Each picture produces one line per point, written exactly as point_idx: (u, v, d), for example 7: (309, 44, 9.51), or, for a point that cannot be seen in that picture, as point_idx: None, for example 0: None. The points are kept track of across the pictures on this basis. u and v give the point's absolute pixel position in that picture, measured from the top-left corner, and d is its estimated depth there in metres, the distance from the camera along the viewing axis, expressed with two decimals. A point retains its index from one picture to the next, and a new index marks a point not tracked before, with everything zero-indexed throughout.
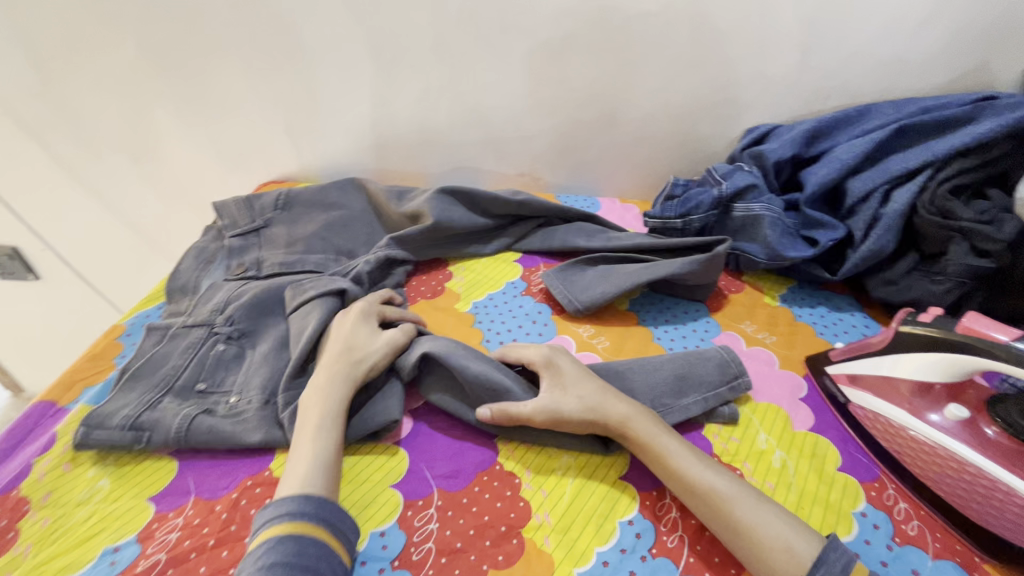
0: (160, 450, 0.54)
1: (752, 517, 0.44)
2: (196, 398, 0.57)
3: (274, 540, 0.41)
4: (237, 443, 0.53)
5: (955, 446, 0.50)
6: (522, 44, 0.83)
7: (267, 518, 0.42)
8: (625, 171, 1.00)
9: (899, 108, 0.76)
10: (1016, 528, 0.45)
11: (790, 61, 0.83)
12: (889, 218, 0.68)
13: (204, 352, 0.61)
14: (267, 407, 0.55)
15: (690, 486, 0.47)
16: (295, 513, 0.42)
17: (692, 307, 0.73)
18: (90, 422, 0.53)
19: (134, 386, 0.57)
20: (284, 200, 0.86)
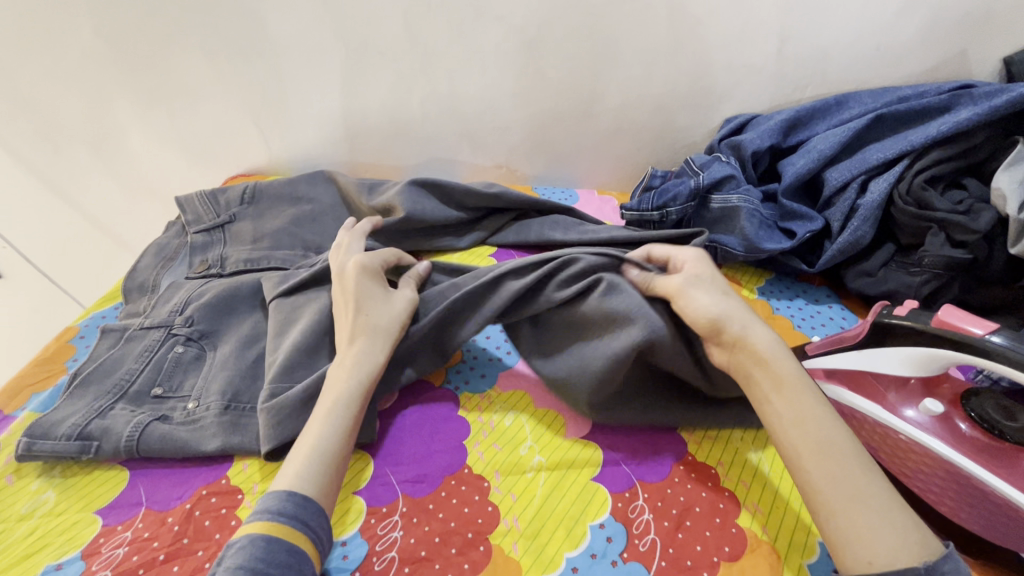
0: (111, 459, 0.51)
1: (870, 492, 0.38)
2: (151, 404, 0.54)
3: (250, 538, 0.37)
4: (193, 452, 0.50)
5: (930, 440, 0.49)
6: (495, 33, 0.81)
7: (252, 512, 0.40)
8: (603, 163, 0.98)
9: (876, 98, 0.75)
10: (988, 523, 0.45)
11: (769, 50, 0.81)
12: (866, 209, 0.66)
13: (161, 355, 0.58)
14: (227, 414, 0.52)
15: (800, 425, 0.42)
16: (278, 513, 0.39)
17: None
18: (35, 432, 0.50)
19: (84, 392, 0.54)
20: (250, 194, 0.83)
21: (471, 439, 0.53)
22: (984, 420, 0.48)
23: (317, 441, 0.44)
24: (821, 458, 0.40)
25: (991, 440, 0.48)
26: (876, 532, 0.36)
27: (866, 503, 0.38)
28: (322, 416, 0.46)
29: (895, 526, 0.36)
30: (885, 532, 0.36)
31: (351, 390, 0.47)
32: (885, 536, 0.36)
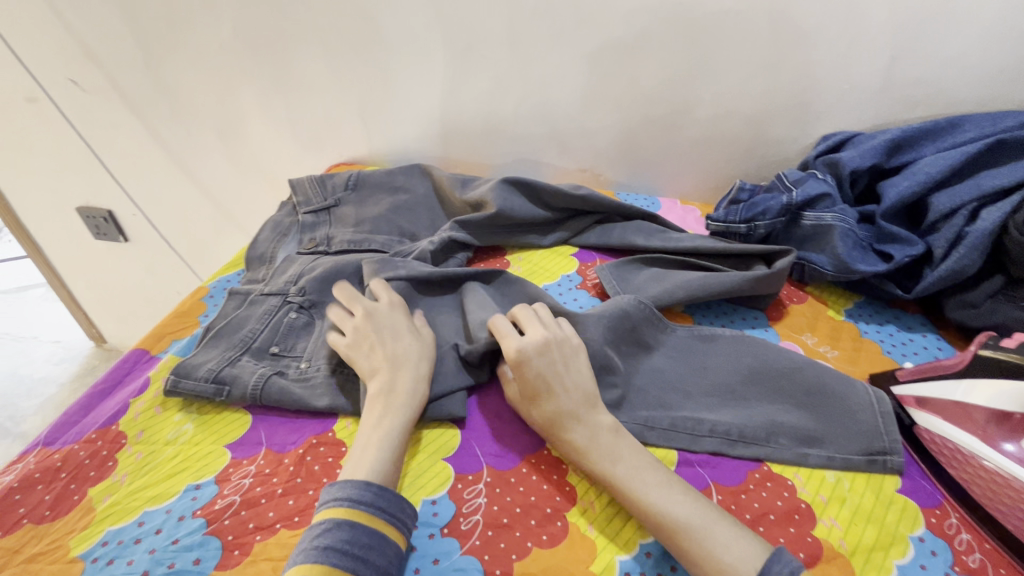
0: (237, 403, 0.58)
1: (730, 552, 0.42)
2: (270, 360, 0.61)
3: (334, 521, 0.43)
4: (305, 407, 0.57)
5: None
6: (594, 40, 0.84)
7: (330, 499, 0.45)
8: (689, 173, 0.98)
9: (995, 122, 0.71)
10: None
11: (877, 66, 0.79)
12: (975, 237, 0.64)
13: (279, 318, 0.65)
14: (336, 377, 0.59)
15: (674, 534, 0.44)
16: (354, 500, 0.44)
17: (751, 314, 0.72)
18: (180, 371, 0.58)
19: (217, 343, 0.62)
20: (354, 181, 0.90)
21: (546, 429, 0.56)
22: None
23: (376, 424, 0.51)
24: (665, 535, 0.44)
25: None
26: None
27: (717, 556, 0.41)
28: (401, 397, 0.53)
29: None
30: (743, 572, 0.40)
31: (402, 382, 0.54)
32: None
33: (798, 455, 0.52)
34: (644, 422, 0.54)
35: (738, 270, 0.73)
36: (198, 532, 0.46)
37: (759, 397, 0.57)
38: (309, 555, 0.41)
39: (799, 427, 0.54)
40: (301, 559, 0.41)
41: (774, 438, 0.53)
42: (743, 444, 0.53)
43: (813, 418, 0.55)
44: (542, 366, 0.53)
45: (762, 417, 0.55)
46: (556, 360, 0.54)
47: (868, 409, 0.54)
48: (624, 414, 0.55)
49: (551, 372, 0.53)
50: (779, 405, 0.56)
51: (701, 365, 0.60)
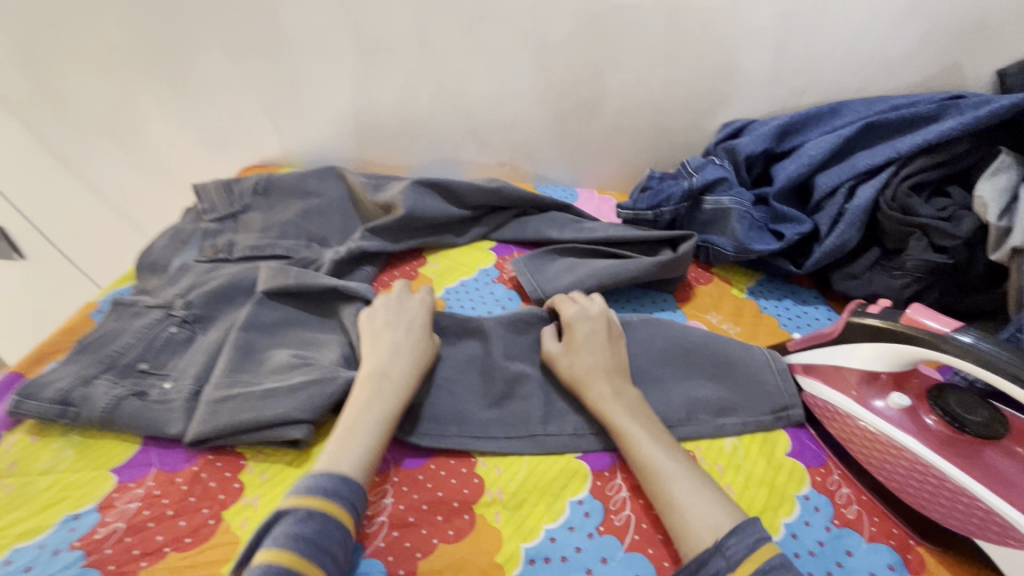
0: (87, 428, 0.54)
1: (688, 501, 0.45)
2: (136, 378, 0.57)
3: (311, 511, 0.41)
4: (158, 433, 0.53)
5: (897, 435, 0.50)
6: (502, 33, 0.84)
7: (303, 487, 0.43)
8: (605, 164, 1.00)
9: (869, 107, 0.77)
10: (948, 511, 0.46)
11: (766, 57, 0.84)
12: (852, 213, 0.68)
13: (155, 333, 0.61)
14: (197, 400, 0.55)
15: (643, 461, 0.48)
16: (332, 493, 0.43)
17: (660, 297, 0.75)
18: (25, 391, 0.53)
19: (79, 359, 0.58)
20: (264, 184, 0.86)
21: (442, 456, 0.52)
22: (947, 415, 0.49)
23: (380, 415, 0.49)
24: (643, 474, 0.48)
25: (955, 436, 0.49)
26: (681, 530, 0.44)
27: (668, 485, 0.46)
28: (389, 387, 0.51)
29: (719, 516, 0.43)
30: (697, 516, 0.44)
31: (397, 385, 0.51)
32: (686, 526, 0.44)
33: (716, 428, 0.55)
34: (575, 431, 0.54)
35: (647, 255, 0.76)
36: (74, 566, 0.44)
37: (673, 377, 0.58)
38: (313, 554, 0.39)
39: (713, 401, 0.56)
40: (307, 553, 0.39)
41: (694, 415, 0.55)
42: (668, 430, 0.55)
43: (723, 389, 0.57)
44: (588, 336, 0.57)
45: (678, 398, 0.56)
46: (606, 342, 0.57)
47: (767, 370, 0.58)
48: (554, 425, 0.55)
49: (598, 345, 0.56)
50: (693, 381, 0.58)
51: None
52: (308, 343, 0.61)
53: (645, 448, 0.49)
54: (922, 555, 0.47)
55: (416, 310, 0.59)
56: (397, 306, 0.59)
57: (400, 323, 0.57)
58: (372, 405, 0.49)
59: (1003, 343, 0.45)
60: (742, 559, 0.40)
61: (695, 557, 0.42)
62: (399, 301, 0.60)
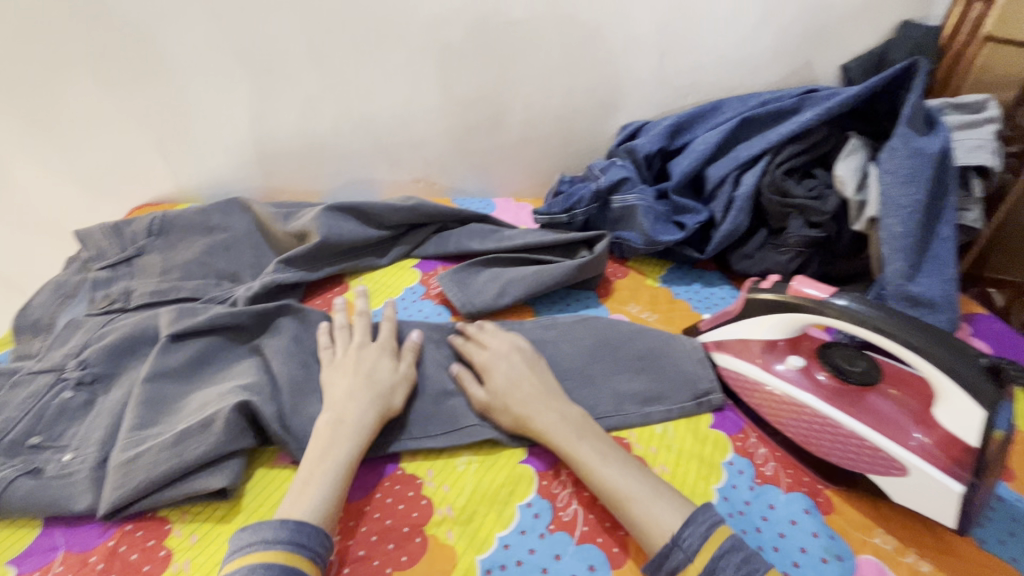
0: None
1: (648, 512, 0.46)
2: (26, 455, 0.51)
3: (250, 567, 0.40)
4: (61, 511, 0.48)
5: (795, 394, 0.55)
6: (400, 51, 0.84)
7: (245, 544, 0.42)
8: (518, 172, 1.03)
9: (743, 103, 0.85)
10: (846, 455, 0.52)
11: (650, 63, 0.90)
12: (741, 200, 0.75)
13: (46, 401, 0.55)
14: (104, 468, 0.50)
15: (598, 485, 0.48)
16: (267, 543, 0.41)
17: (584, 295, 0.78)
18: None
19: None
20: (159, 225, 0.80)
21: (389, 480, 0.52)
22: (835, 371, 0.56)
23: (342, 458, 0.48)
24: (605, 499, 0.48)
25: (844, 386, 0.55)
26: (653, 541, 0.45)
27: (627, 502, 0.47)
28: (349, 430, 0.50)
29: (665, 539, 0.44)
30: (660, 529, 0.45)
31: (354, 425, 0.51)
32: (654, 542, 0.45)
33: (645, 416, 0.58)
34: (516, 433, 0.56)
35: (566, 258, 0.79)
36: None
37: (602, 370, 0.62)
38: None
39: (639, 392, 0.60)
40: None
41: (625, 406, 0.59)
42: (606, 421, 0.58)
43: (650, 379, 0.61)
44: (506, 372, 0.56)
45: (609, 391, 0.60)
46: (525, 367, 0.57)
47: (689, 361, 0.62)
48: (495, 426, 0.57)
49: (520, 374, 0.56)
50: (621, 372, 0.62)
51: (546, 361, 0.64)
52: (224, 382, 0.58)
53: (602, 470, 0.49)
54: (830, 497, 0.53)
55: (377, 354, 0.57)
56: (359, 351, 0.58)
57: (359, 368, 0.56)
58: (336, 451, 0.49)
59: (872, 303, 0.51)
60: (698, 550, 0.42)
61: (665, 560, 0.43)
62: (362, 348, 0.59)
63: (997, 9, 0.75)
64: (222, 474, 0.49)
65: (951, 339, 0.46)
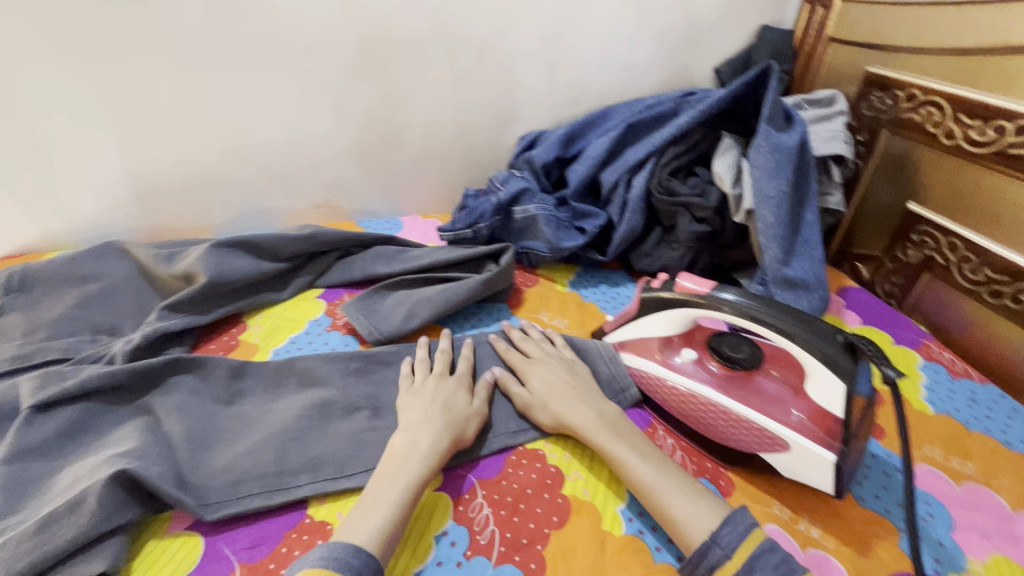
0: None
1: (683, 506, 0.47)
2: None
3: None
4: None
5: (694, 386, 0.57)
6: (283, 73, 0.81)
7: (318, 558, 0.41)
8: (423, 189, 1.01)
9: (629, 109, 0.89)
10: (748, 438, 0.54)
11: (540, 74, 0.93)
12: (633, 202, 0.79)
13: None
14: None
15: (635, 483, 0.50)
16: (339, 562, 0.40)
17: (496, 308, 0.78)
18: None
19: None
20: (20, 280, 0.71)
21: (296, 531, 0.50)
22: (728, 362, 0.59)
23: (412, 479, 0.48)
24: (643, 496, 0.49)
25: (736, 375, 0.58)
26: (689, 534, 0.46)
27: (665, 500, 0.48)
28: (425, 447, 0.50)
29: (696, 528, 0.45)
30: (694, 523, 0.46)
31: (430, 443, 0.51)
32: (687, 533, 0.46)
33: None
34: None
35: (474, 273, 0.79)
36: None
37: None
38: None
39: None
40: None
41: (539, 415, 0.59)
42: (523, 433, 0.58)
43: None
44: (547, 376, 0.59)
45: None
46: (561, 373, 0.60)
47: (603, 360, 0.65)
48: None
49: (558, 375, 0.59)
50: None
51: None
52: (100, 451, 0.52)
53: (645, 467, 0.50)
54: (731, 478, 0.55)
55: (456, 385, 0.58)
56: (440, 380, 0.58)
57: (436, 398, 0.56)
58: (407, 468, 0.49)
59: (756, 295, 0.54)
60: (736, 546, 0.44)
61: (696, 551, 0.44)
62: (441, 377, 0.59)
63: (836, 13, 0.86)
64: (100, 558, 0.45)
65: (813, 320, 0.51)
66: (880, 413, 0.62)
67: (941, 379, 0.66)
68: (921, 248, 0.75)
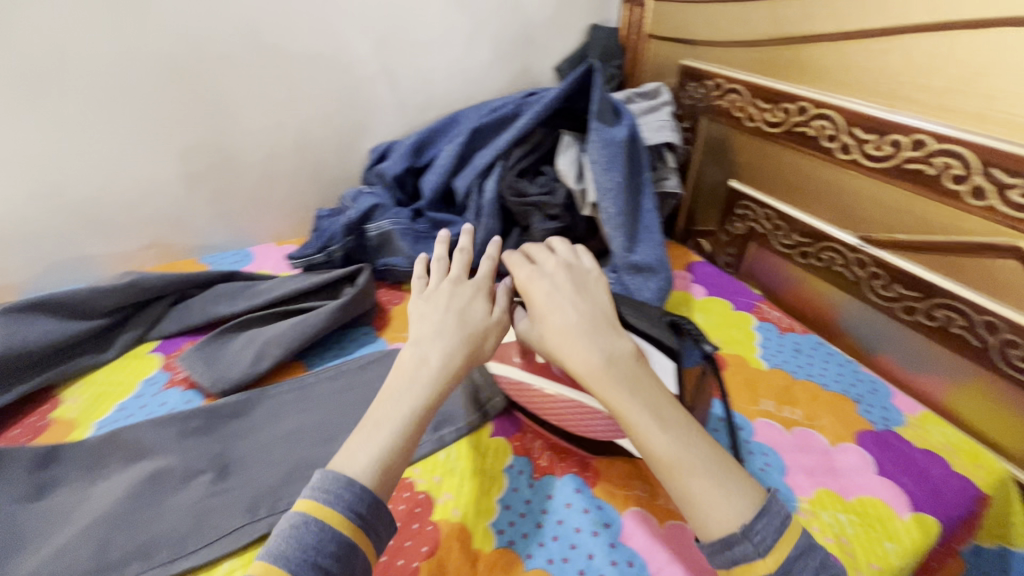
0: None
1: (694, 479, 0.42)
2: None
3: (302, 519, 0.39)
4: None
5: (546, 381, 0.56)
6: (76, 103, 0.72)
7: (310, 490, 0.40)
8: (274, 216, 0.94)
9: (475, 114, 0.89)
10: (607, 425, 0.52)
11: (380, 84, 0.90)
12: (486, 206, 0.79)
13: None
14: None
15: (643, 446, 0.44)
16: (331, 497, 0.39)
17: (360, 332, 0.74)
18: None
19: None
20: None
21: None
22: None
23: (413, 409, 0.45)
24: (650, 457, 0.44)
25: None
26: (701, 508, 0.41)
27: (680, 471, 0.43)
28: (430, 371, 0.47)
29: (710, 506, 0.41)
30: (711, 502, 0.41)
31: (430, 371, 0.47)
32: (697, 508, 0.42)
33: (432, 444, 0.57)
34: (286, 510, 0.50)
35: (332, 300, 0.74)
36: None
37: None
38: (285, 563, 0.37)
39: None
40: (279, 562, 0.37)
41: None
42: None
43: None
44: (549, 295, 0.53)
45: None
46: (570, 299, 0.52)
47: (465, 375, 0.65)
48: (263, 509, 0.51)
49: (554, 298, 0.53)
50: None
51: (318, 421, 0.60)
52: None
53: (662, 435, 0.44)
54: (598, 467, 0.56)
55: (473, 293, 0.54)
56: (455, 288, 0.55)
57: (450, 304, 0.52)
58: (410, 394, 0.45)
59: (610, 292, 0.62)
60: (772, 546, 0.39)
61: (718, 539, 0.40)
62: (456, 284, 0.56)
63: (651, 12, 0.93)
64: None
65: (645, 308, 0.59)
66: (724, 376, 0.67)
67: (772, 336, 0.74)
68: (745, 220, 0.83)
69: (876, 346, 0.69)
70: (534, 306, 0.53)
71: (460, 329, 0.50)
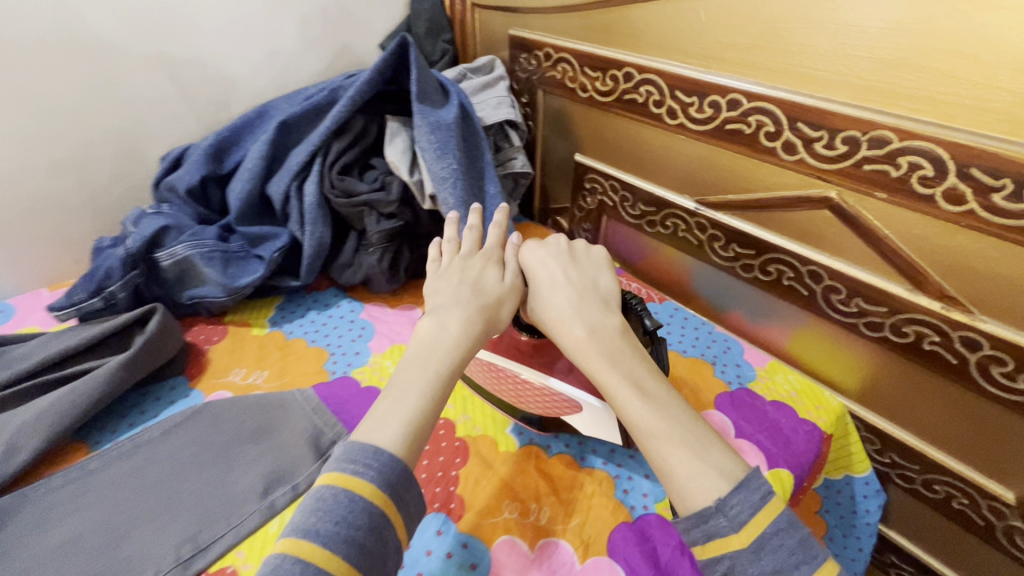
0: None
1: (671, 454, 0.39)
2: None
3: (328, 493, 0.35)
4: None
5: (497, 359, 0.51)
6: None
7: (337, 459, 0.37)
8: (39, 255, 0.74)
9: (285, 105, 0.76)
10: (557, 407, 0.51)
11: (155, 76, 0.73)
12: (309, 212, 0.67)
13: None
14: None
15: (626, 417, 0.41)
16: (363, 465, 0.36)
17: (166, 387, 0.61)
18: None
19: None
20: None
21: None
22: (531, 330, 0.52)
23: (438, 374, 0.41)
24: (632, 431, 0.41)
25: (537, 344, 0.51)
26: (680, 485, 0.38)
27: (659, 442, 0.39)
28: (445, 346, 0.43)
29: (687, 482, 0.38)
30: (688, 477, 0.38)
31: (447, 342, 0.43)
32: (675, 483, 0.38)
33: (261, 514, 0.47)
34: None
35: (121, 353, 0.59)
36: None
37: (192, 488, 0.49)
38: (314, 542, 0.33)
39: (249, 486, 0.49)
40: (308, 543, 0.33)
41: (226, 518, 0.47)
42: (203, 554, 0.44)
43: (255, 468, 0.51)
44: (552, 272, 0.49)
45: (201, 510, 0.47)
46: (564, 269, 0.49)
47: (302, 418, 0.55)
48: None
49: (565, 272, 0.49)
50: (218, 478, 0.50)
51: (103, 519, 0.46)
52: None
53: (642, 407, 0.41)
54: (463, 495, 0.50)
55: (483, 262, 0.50)
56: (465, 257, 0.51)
57: (463, 278, 0.48)
58: (418, 370, 0.42)
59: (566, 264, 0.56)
60: (746, 520, 0.36)
61: (694, 513, 0.37)
62: (467, 256, 0.51)
63: None
64: None
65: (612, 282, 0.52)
66: None
67: None
68: (594, 194, 0.81)
69: (725, 304, 0.71)
70: (540, 283, 0.49)
71: (474, 306, 0.46)
